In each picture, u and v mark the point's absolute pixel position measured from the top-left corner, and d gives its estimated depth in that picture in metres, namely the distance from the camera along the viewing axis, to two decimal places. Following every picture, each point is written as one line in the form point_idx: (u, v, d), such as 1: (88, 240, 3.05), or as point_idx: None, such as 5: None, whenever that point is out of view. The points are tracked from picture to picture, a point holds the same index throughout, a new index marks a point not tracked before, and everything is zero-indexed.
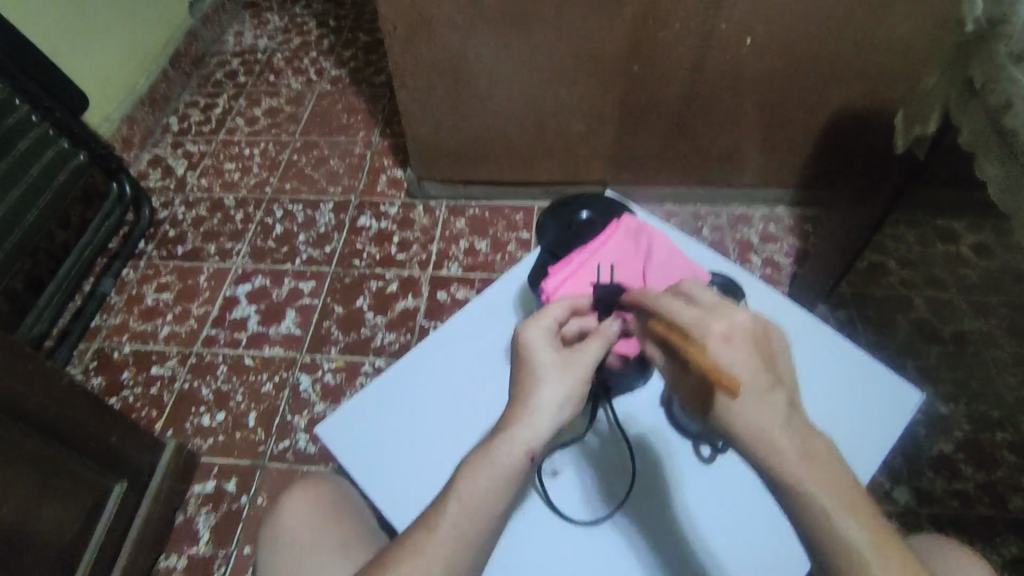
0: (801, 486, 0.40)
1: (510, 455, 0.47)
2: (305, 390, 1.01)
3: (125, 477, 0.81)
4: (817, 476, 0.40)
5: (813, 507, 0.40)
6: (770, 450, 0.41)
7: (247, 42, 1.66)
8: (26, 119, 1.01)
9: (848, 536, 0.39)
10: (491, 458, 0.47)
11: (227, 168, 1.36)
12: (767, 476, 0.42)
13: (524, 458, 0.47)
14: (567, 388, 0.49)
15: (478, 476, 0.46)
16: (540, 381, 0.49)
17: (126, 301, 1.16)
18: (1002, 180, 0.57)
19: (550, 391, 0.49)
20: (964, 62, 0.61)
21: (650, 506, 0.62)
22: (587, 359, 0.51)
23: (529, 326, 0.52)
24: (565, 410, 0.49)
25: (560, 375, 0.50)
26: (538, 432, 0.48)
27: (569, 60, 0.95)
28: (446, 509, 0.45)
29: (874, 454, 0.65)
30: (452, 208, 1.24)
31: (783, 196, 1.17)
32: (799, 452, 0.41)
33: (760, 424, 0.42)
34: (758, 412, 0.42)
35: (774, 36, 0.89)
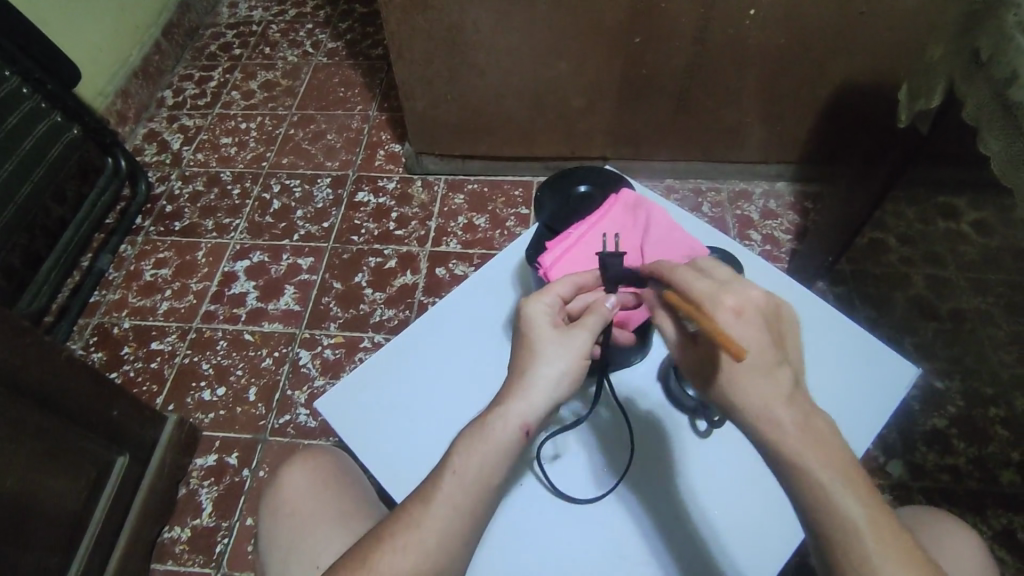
0: (799, 461, 0.40)
1: (506, 430, 0.47)
2: (305, 365, 1.02)
3: (128, 450, 0.82)
4: (816, 452, 0.40)
5: (811, 483, 0.40)
6: (773, 426, 0.41)
7: (242, 13, 1.63)
8: (18, 91, 1.00)
9: (846, 511, 0.39)
10: (487, 432, 0.47)
11: (223, 142, 1.34)
12: (765, 450, 0.42)
13: (519, 433, 0.47)
14: (566, 363, 0.49)
15: (474, 450, 0.46)
16: (539, 355, 0.49)
17: (124, 277, 1.15)
18: (1006, 154, 0.57)
19: (548, 366, 0.48)
20: (972, 33, 0.60)
21: (647, 478, 0.63)
22: (587, 333, 0.50)
23: (530, 302, 0.52)
24: (563, 385, 0.48)
25: (559, 349, 0.49)
26: (535, 407, 0.47)
27: (569, 32, 0.93)
28: (441, 482, 0.46)
29: (871, 427, 0.65)
30: (451, 183, 1.23)
31: (784, 172, 1.16)
32: (799, 427, 0.41)
33: (761, 399, 0.42)
34: (761, 388, 0.42)
35: (779, 7, 0.87)
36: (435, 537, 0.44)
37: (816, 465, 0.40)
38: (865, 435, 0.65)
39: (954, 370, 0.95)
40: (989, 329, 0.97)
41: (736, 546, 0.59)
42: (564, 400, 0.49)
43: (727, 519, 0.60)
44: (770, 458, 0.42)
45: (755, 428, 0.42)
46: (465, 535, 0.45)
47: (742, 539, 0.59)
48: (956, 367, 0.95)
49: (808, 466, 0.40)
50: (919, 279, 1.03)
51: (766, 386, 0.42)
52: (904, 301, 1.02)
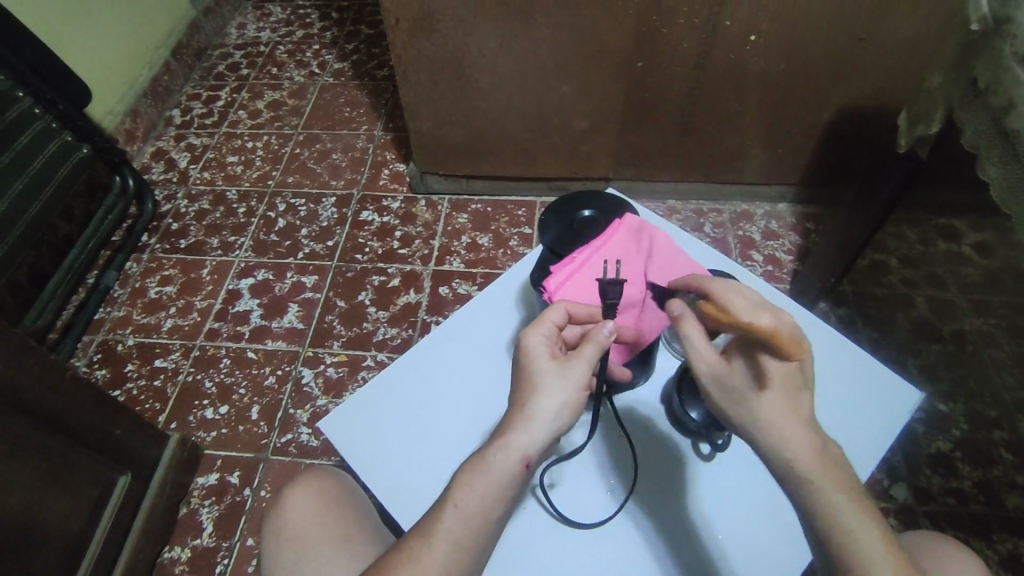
0: (813, 480, 0.41)
1: (505, 460, 0.46)
2: (307, 384, 1.02)
3: (130, 468, 0.82)
4: (830, 475, 0.41)
5: (821, 500, 0.40)
6: (791, 446, 0.42)
7: (250, 34, 1.66)
8: (29, 111, 1.01)
9: (856, 532, 0.39)
10: (488, 463, 0.46)
11: (230, 160, 1.36)
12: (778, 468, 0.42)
13: (520, 465, 0.46)
14: (565, 394, 0.48)
15: (475, 483, 0.46)
16: (540, 387, 0.48)
17: (129, 294, 1.16)
18: (1005, 180, 0.57)
19: (548, 396, 0.48)
20: (968, 62, 0.61)
21: (653, 499, 0.63)
22: (586, 363, 0.50)
23: (529, 333, 0.52)
24: (562, 418, 0.48)
25: (558, 379, 0.49)
26: (534, 438, 0.47)
27: (573, 56, 0.95)
28: (444, 514, 0.45)
29: (876, 448, 0.65)
30: (455, 203, 1.24)
31: (786, 193, 1.17)
32: (814, 451, 0.41)
33: (778, 419, 0.42)
34: (778, 407, 0.43)
35: (779, 34, 0.89)
36: (437, 572, 0.44)
37: (823, 487, 0.40)
38: (869, 457, 0.65)
39: (957, 393, 0.95)
40: None
41: (740, 566, 0.59)
42: (564, 431, 0.49)
43: (734, 539, 0.60)
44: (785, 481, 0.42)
45: (771, 444, 0.42)
46: (466, 568, 0.45)
47: (746, 559, 0.59)
48: (958, 390, 0.95)
49: (814, 486, 0.40)
50: (921, 301, 1.03)
51: (786, 409, 0.43)
52: (906, 322, 1.02)
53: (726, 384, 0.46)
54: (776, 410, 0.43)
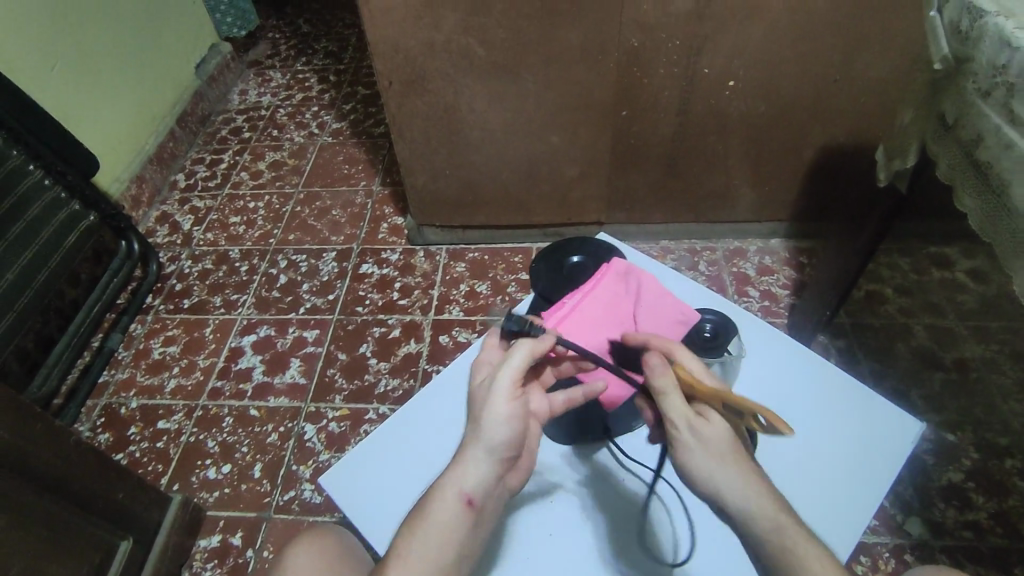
0: (783, 541, 0.43)
1: (443, 500, 0.48)
2: (310, 439, 1.01)
3: (131, 533, 0.81)
4: (797, 537, 0.43)
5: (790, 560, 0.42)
6: (757, 510, 0.45)
7: (251, 99, 1.73)
8: (39, 183, 1.05)
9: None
10: (427, 510, 0.48)
11: (232, 221, 1.39)
12: (749, 528, 0.45)
13: (459, 503, 0.48)
14: (492, 416, 0.51)
15: (415, 532, 0.48)
16: (472, 420, 0.52)
17: (133, 356, 1.17)
18: (981, 211, 0.59)
19: (477, 425, 0.51)
20: (937, 99, 0.64)
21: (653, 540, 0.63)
22: (510, 374, 0.52)
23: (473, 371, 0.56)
24: (494, 437, 0.50)
25: (485, 401, 0.52)
26: (466, 473, 0.49)
27: (560, 108, 0.99)
28: (388, 569, 0.46)
29: (885, 477, 0.65)
30: (453, 252, 1.26)
31: (777, 229, 1.19)
32: (781, 517, 0.44)
33: (748, 489, 0.46)
34: (748, 477, 0.46)
35: (756, 79, 0.92)
36: None
37: (796, 538, 0.43)
38: (878, 486, 0.64)
39: (963, 421, 0.94)
40: (994, 377, 0.97)
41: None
42: (507, 450, 0.51)
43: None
44: (758, 539, 0.44)
45: (741, 506, 0.45)
46: None
47: None
48: (964, 418, 0.94)
49: (795, 535, 0.43)
50: (920, 330, 1.04)
51: (751, 478, 0.47)
52: (907, 352, 1.02)
53: (703, 437, 0.48)
54: (746, 464, 0.47)
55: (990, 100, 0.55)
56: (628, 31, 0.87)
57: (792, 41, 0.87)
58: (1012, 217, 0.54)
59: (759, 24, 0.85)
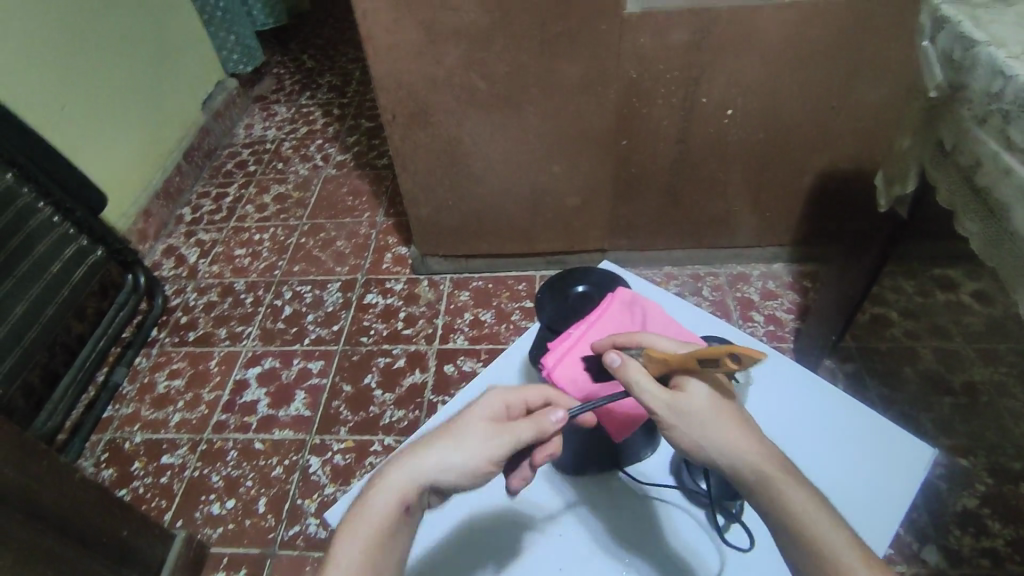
0: (775, 492, 0.44)
1: (388, 498, 0.47)
2: (315, 472, 1.00)
3: (135, 571, 0.80)
4: (787, 484, 0.44)
5: (785, 510, 0.43)
6: (747, 467, 0.46)
7: (257, 133, 1.76)
8: (48, 220, 1.06)
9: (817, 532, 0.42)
10: (372, 508, 0.46)
11: (237, 253, 1.40)
12: (745, 484, 0.46)
13: (400, 510, 0.46)
14: (469, 450, 0.48)
15: (357, 535, 0.45)
16: (450, 437, 0.49)
17: (137, 389, 1.17)
18: (982, 235, 0.59)
19: (451, 446, 0.48)
20: (934, 125, 0.64)
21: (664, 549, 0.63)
22: (513, 439, 0.50)
23: (490, 394, 0.53)
24: (456, 469, 0.48)
25: (467, 436, 0.49)
26: (421, 484, 0.47)
27: (562, 138, 1.00)
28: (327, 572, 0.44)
29: (903, 499, 0.64)
30: (456, 281, 1.27)
31: (779, 254, 1.19)
32: (771, 469, 0.45)
33: (735, 446, 0.46)
34: (734, 436, 0.47)
35: (753, 107, 0.94)
36: None
37: (788, 487, 0.44)
38: (897, 507, 0.64)
39: (975, 445, 0.92)
40: (1005, 400, 0.96)
41: None
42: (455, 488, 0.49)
43: None
44: (754, 495, 0.45)
45: (732, 466, 0.46)
46: None
47: None
48: (976, 442, 0.93)
49: (786, 484, 0.44)
50: (926, 352, 1.03)
51: (738, 437, 0.47)
52: (915, 375, 1.01)
53: (684, 411, 0.48)
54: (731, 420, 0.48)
55: (986, 126, 0.55)
56: (627, 63, 0.89)
57: (788, 71, 0.89)
58: (1014, 240, 0.54)
59: (754, 55, 0.87)
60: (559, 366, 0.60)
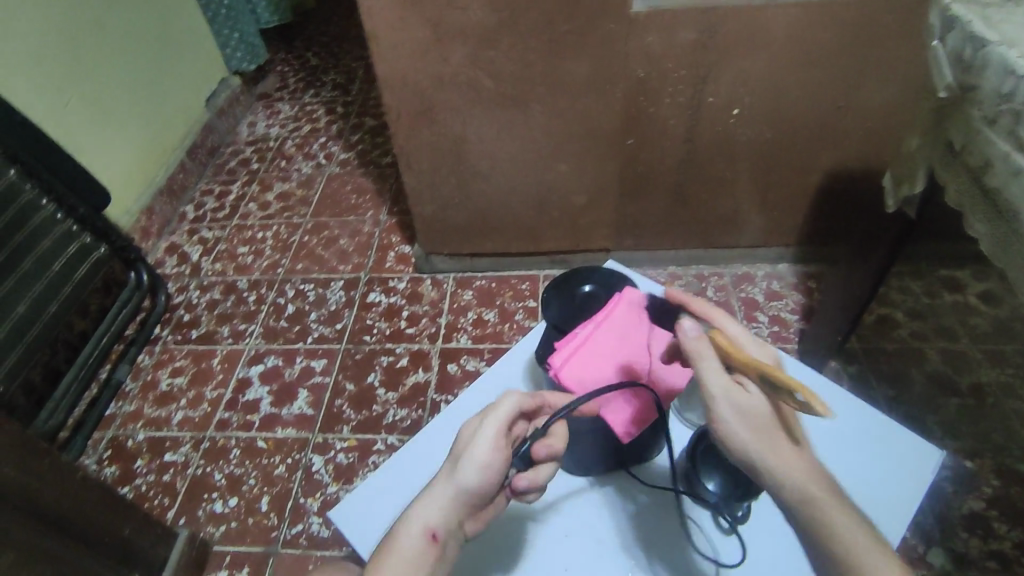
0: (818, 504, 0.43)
1: (410, 531, 0.48)
2: (317, 471, 1.00)
3: (137, 570, 0.80)
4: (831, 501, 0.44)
5: (825, 523, 0.43)
6: (792, 478, 0.45)
7: (260, 131, 1.76)
8: (51, 217, 1.06)
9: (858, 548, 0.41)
10: (396, 544, 0.47)
11: (240, 251, 1.40)
12: (785, 497, 0.45)
13: (425, 538, 0.47)
14: (467, 459, 0.49)
15: (385, 570, 0.46)
16: (453, 459, 0.50)
17: (140, 387, 1.17)
18: (991, 236, 0.58)
19: (453, 465, 0.50)
20: (944, 126, 0.64)
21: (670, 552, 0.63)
22: (500, 426, 0.50)
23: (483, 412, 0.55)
24: (462, 482, 0.49)
25: (463, 447, 0.50)
26: (433, 508, 0.48)
27: (567, 137, 1.00)
28: None
29: (911, 501, 0.64)
30: (460, 280, 1.26)
31: (784, 254, 1.19)
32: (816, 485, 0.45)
33: (784, 458, 0.46)
34: (785, 448, 0.46)
35: (760, 107, 0.94)
36: None
37: (833, 504, 0.44)
38: (907, 507, 0.64)
39: (981, 448, 0.92)
40: (1012, 402, 0.96)
41: None
42: (473, 495, 0.49)
43: None
44: (793, 507, 0.45)
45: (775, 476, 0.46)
46: None
47: None
48: (982, 445, 0.93)
49: (831, 500, 0.44)
50: (932, 354, 1.03)
51: (789, 450, 0.47)
52: (920, 376, 1.01)
53: (741, 406, 0.48)
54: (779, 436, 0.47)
55: (997, 127, 0.55)
56: (633, 62, 0.89)
57: (795, 70, 0.89)
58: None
59: (761, 54, 0.87)
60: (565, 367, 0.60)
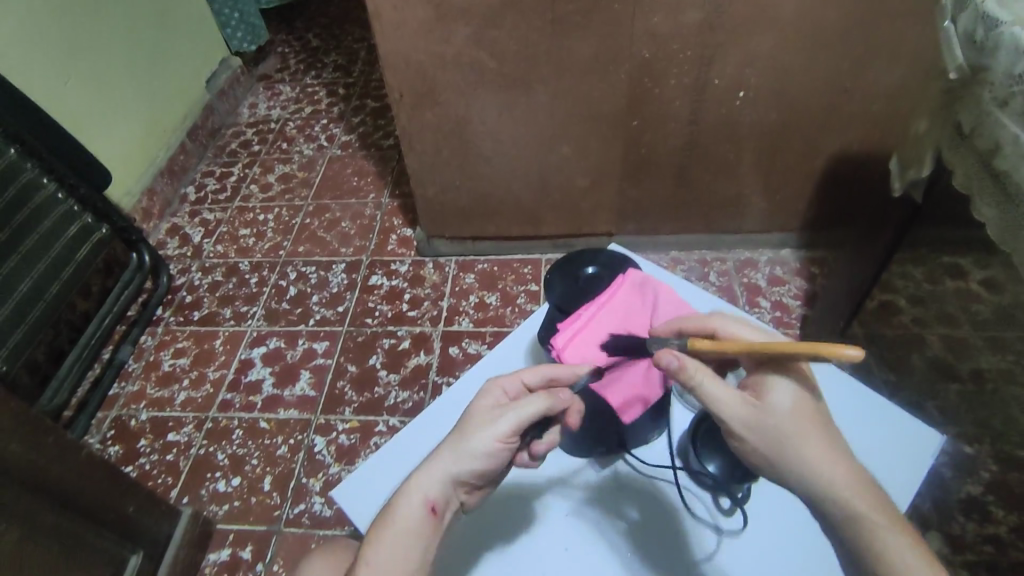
0: (851, 508, 0.43)
1: (410, 501, 0.48)
2: (320, 452, 1.01)
3: (141, 547, 0.81)
4: (865, 502, 0.44)
5: (859, 526, 0.43)
6: (823, 482, 0.45)
7: (261, 112, 1.74)
8: (52, 197, 1.06)
9: (892, 552, 0.41)
10: (395, 512, 0.48)
11: (242, 233, 1.40)
12: (817, 500, 0.45)
13: (423, 510, 0.48)
14: (476, 440, 0.49)
15: (384, 538, 0.47)
16: (461, 432, 0.50)
17: (143, 367, 1.17)
18: (999, 220, 0.58)
19: (459, 440, 0.49)
20: (953, 109, 0.63)
21: (672, 535, 0.63)
22: (517, 416, 0.50)
23: (492, 382, 0.54)
24: (467, 462, 0.49)
25: (474, 427, 0.50)
26: (434, 481, 0.48)
27: (571, 119, 0.99)
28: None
29: (908, 484, 0.64)
30: (462, 264, 1.26)
31: (788, 240, 1.18)
32: (848, 486, 0.44)
33: (814, 462, 0.45)
34: (814, 450, 0.45)
35: (766, 89, 0.93)
36: None
37: (867, 505, 0.43)
38: (905, 489, 0.64)
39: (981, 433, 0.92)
40: None
41: None
42: (475, 476, 0.50)
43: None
44: (826, 508, 0.45)
45: (806, 480, 0.45)
46: None
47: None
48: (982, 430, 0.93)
49: (863, 500, 0.44)
50: None
51: (820, 450, 0.45)
52: None
53: (759, 419, 0.47)
54: (816, 430, 0.46)
55: (1008, 109, 0.54)
56: (639, 43, 0.88)
57: (802, 52, 0.88)
58: None
59: (768, 35, 0.86)
60: (568, 347, 0.60)
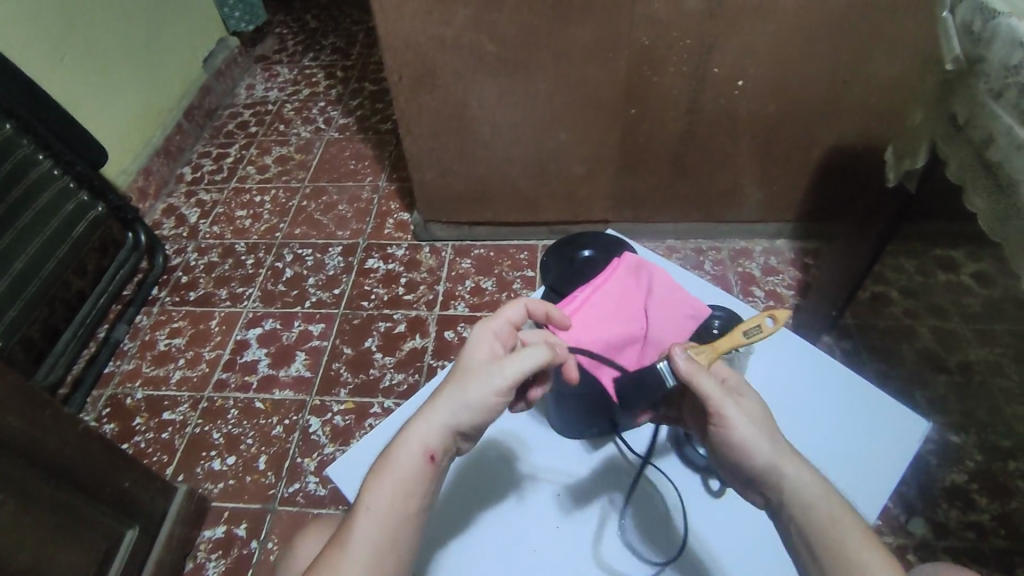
0: (813, 501, 0.45)
1: (409, 450, 0.48)
2: (315, 432, 1.02)
3: (137, 522, 0.81)
4: (827, 497, 0.45)
5: (820, 519, 0.44)
6: (790, 473, 0.46)
7: (258, 93, 1.73)
8: (48, 172, 1.05)
9: (849, 544, 0.43)
10: (393, 459, 0.48)
11: (239, 215, 1.40)
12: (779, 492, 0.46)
13: (422, 458, 0.48)
14: (475, 389, 0.49)
15: (384, 486, 0.48)
16: (459, 380, 0.50)
17: (139, 347, 1.18)
18: (991, 210, 0.59)
19: (459, 391, 0.49)
20: (948, 101, 0.64)
21: (645, 534, 0.63)
22: (516, 367, 0.49)
23: (482, 326, 0.54)
24: (465, 412, 0.49)
25: (472, 378, 0.50)
26: (432, 431, 0.49)
27: (569, 105, 0.99)
28: (357, 522, 0.47)
29: (893, 470, 0.65)
30: (458, 249, 1.26)
31: (783, 230, 1.19)
32: (812, 481, 0.46)
33: (782, 454, 0.47)
34: (782, 445, 0.48)
35: (764, 79, 0.93)
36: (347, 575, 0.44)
37: (829, 500, 0.45)
38: (889, 476, 0.65)
39: (967, 423, 0.94)
40: (999, 379, 0.97)
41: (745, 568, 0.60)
42: (470, 426, 0.50)
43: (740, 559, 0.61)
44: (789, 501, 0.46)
45: (773, 472, 0.47)
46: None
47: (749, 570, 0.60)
48: (968, 421, 0.94)
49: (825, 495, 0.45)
50: (925, 332, 1.04)
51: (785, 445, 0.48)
52: (911, 353, 1.02)
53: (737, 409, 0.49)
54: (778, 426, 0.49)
55: (1002, 100, 0.55)
56: (639, 29, 0.88)
57: (802, 42, 0.88)
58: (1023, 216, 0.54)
59: (768, 24, 0.86)
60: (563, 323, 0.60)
